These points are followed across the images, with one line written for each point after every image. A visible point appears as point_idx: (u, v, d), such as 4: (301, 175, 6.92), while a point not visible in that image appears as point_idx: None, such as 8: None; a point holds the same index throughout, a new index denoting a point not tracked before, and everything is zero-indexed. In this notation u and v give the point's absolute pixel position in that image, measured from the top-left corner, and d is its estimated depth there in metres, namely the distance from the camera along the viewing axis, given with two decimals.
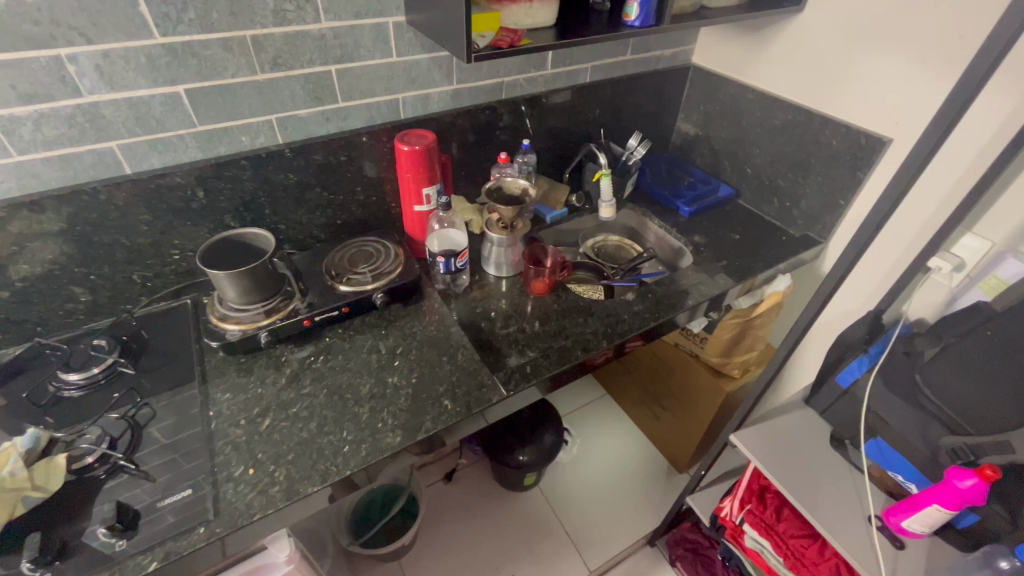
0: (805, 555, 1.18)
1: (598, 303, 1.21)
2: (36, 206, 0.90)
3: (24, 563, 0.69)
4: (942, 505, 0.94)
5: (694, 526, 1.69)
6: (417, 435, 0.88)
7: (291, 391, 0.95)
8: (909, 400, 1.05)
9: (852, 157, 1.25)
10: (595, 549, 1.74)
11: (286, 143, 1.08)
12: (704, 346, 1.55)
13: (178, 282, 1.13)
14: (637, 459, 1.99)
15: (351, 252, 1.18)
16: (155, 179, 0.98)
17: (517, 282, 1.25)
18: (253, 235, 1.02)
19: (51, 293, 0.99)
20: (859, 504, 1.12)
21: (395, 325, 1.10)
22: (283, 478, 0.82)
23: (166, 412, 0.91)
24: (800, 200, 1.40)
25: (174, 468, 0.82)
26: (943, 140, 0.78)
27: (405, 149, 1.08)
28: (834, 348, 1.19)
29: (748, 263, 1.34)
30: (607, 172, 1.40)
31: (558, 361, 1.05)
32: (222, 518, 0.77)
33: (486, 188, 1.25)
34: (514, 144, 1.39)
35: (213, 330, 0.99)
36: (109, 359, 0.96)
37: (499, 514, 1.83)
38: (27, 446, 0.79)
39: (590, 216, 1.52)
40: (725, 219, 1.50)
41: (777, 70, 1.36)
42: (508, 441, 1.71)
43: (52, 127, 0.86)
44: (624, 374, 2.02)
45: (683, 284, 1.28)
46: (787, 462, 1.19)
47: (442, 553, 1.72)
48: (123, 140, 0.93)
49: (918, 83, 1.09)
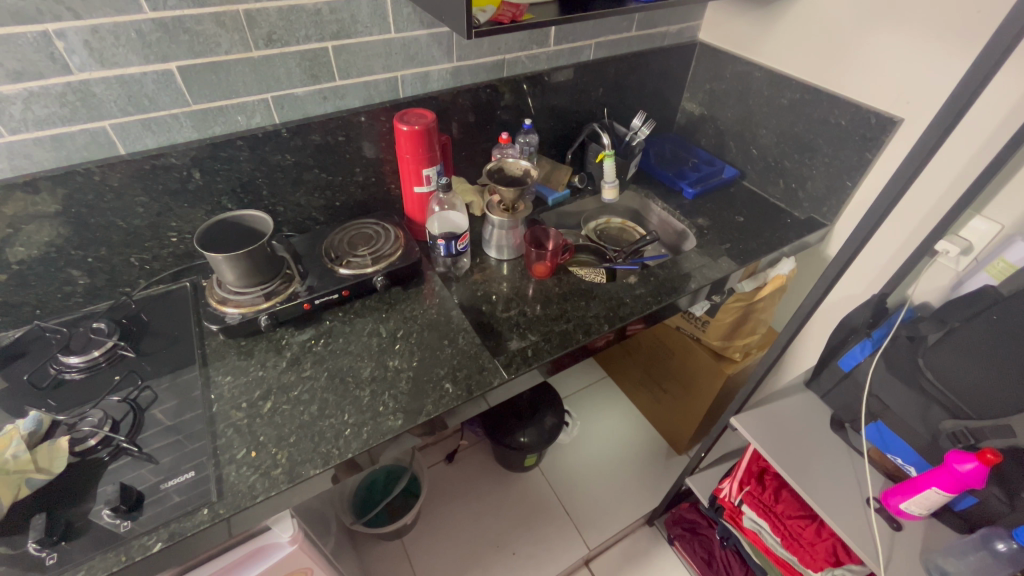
0: (802, 535, 1.20)
1: (599, 287, 1.20)
2: (30, 187, 0.88)
3: (31, 543, 0.70)
4: (941, 487, 0.94)
5: (692, 506, 1.71)
6: (418, 419, 0.89)
7: (292, 374, 0.95)
8: (911, 384, 1.05)
9: (861, 137, 1.22)
10: (594, 529, 1.77)
11: (282, 122, 1.06)
12: (705, 330, 1.53)
13: (177, 265, 1.12)
14: (636, 440, 2.00)
15: (351, 234, 1.17)
16: (150, 160, 0.96)
17: (518, 265, 1.24)
18: (251, 217, 1.01)
19: (48, 275, 0.98)
20: (857, 487, 1.12)
21: (396, 308, 1.09)
22: (285, 460, 0.82)
23: (167, 394, 0.91)
24: (807, 181, 1.38)
25: (177, 449, 0.83)
26: (957, 121, 0.76)
27: (404, 128, 1.06)
28: (837, 332, 1.18)
29: (752, 246, 1.33)
30: (610, 153, 1.38)
31: (560, 345, 1.04)
32: (226, 499, 0.77)
33: (487, 169, 1.23)
34: (515, 124, 1.36)
35: (212, 313, 0.98)
36: (110, 342, 0.95)
37: (499, 494, 1.85)
38: (29, 429, 0.79)
39: (592, 197, 1.50)
40: (730, 201, 1.48)
41: (786, 47, 1.32)
42: (509, 423, 1.72)
43: (42, 106, 0.84)
44: (625, 357, 2.02)
45: (686, 267, 1.27)
46: (787, 445, 1.19)
47: (444, 531, 1.75)
48: (115, 120, 0.91)
49: (932, 60, 1.06)
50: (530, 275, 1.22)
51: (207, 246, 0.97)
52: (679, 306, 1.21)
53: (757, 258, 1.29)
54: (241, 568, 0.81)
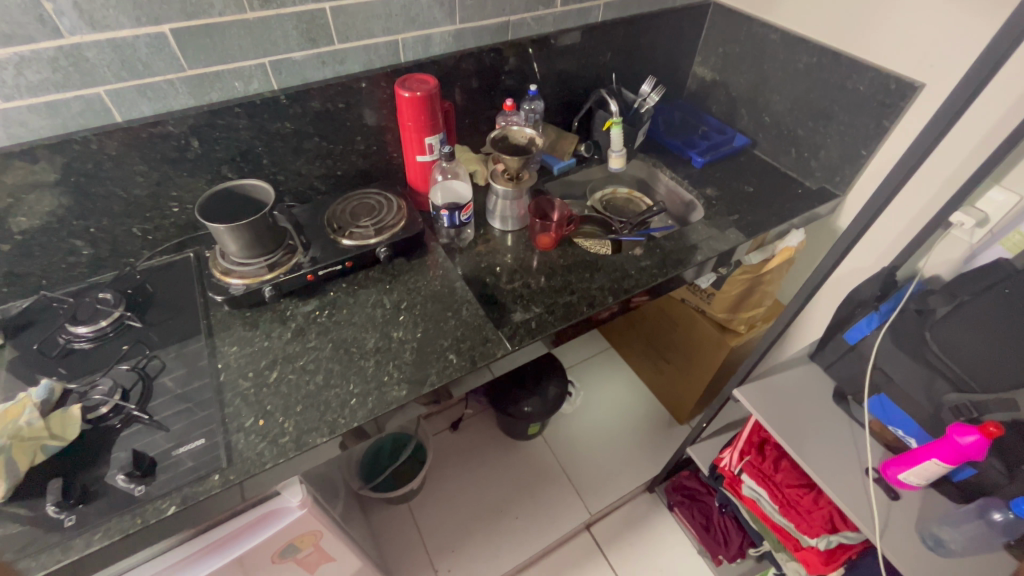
0: (799, 503, 1.22)
1: (604, 258, 1.19)
2: (28, 156, 0.87)
3: (49, 505, 0.72)
4: (941, 459, 0.95)
5: (692, 475, 1.77)
6: (422, 389, 0.89)
7: (297, 345, 0.96)
8: (917, 358, 1.04)
9: (879, 104, 1.17)
10: (595, 494, 1.81)
11: (281, 89, 1.03)
12: (710, 302, 1.52)
13: (179, 235, 1.12)
14: (639, 410, 2.03)
15: (353, 204, 1.15)
16: (147, 128, 0.94)
17: (523, 236, 1.23)
18: (251, 186, 0.99)
19: (52, 245, 0.98)
20: (857, 457, 1.14)
21: (399, 279, 1.09)
22: (292, 429, 0.83)
23: (175, 364, 0.92)
24: (820, 150, 1.34)
25: (186, 417, 0.84)
26: (982, 88, 0.72)
27: (406, 95, 1.03)
28: (845, 305, 1.17)
29: (761, 217, 1.30)
30: (618, 121, 1.34)
31: (565, 317, 1.04)
32: (235, 466, 0.79)
33: (491, 137, 1.20)
34: (520, 90, 1.32)
35: (217, 284, 0.98)
36: (116, 312, 0.96)
37: (503, 461, 1.89)
38: (42, 397, 0.80)
39: (598, 166, 1.47)
40: (740, 170, 1.45)
41: (805, 7, 1.26)
42: (513, 392, 1.74)
43: (34, 71, 0.82)
44: (629, 329, 2.02)
45: (693, 239, 1.25)
46: (788, 416, 1.20)
47: (448, 496, 1.80)
48: (110, 85, 0.89)
49: (959, 21, 1.00)
50: (534, 247, 1.20)
51: (210, 215, 0.97)
52: (684, 278, 1.20)
53: (766, 229, 1.27)
54: (252, 530, 0.84)
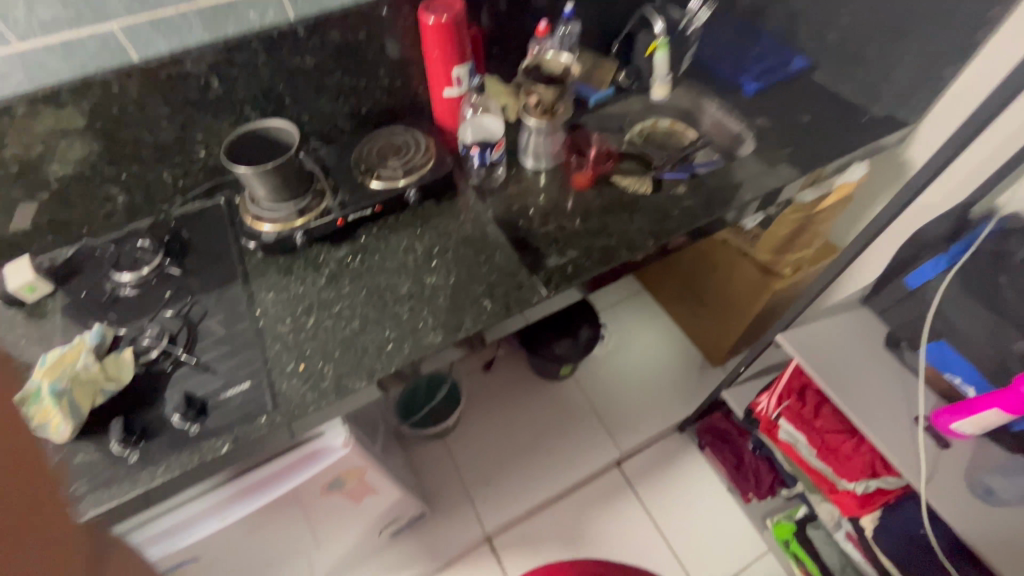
0: (839, 449, 1.20)
1: (644, 198, 1.12)
2: (53, 100, 0.86)
3: (114, 442, 0.77)
4: (1003, 409, 0.90)
5: (726, 417, 1.76)
6: (457, 335, 0.89)
7: (332, 291, 0.96)
8: (987, 303, 0.96)
9: (973, 12, 1.01)
10: (626, 434, 1.84)
11: (298, 19, 0.96)
12: (755, 244, 1.43)
13: (210, 178, 1.09)
14: (671, 353, 2.01)
15: (379, 144, 1.10)
16: (165, 67, 0.90)
17: (557, 175, 1.16)
18: (276, 128, 0.95)
19: (88, 193, 0.99)
20: (907, 406, 1.09)
21: (430, 223, 1.06)
22: (332, 374, 0.85)
23: (216, 310, 0.94)
24: (893, 71, 1.18)
25: (231, 361, 0.87)
26: None
27: (431, 21, 0.95)
28: (908, 246, 1.08)
29: (820, 150, 1.19)
30: (664, 43, 1.25)
31: (601, 262, 1.00)
32: (281, 408, 0.82)
33: (523, 66, 1.11)
34: (554, 11, 1.20)
35: (249, 230, 0.97)
36: (156, 260, 0.98)
37: (535, 401, 1.93)
38: (95, 341, 0.84)
39: (638, 97, 1.35)
40: (797, 97, 1.31)
41: None
42: (546, 335, 1.74)
43: (46, 8, 0.77)
44: (664, 271, 1.95)
45: (741, 175, 1.16)
46: (835, 363, 1.15)
47: (483, 433, 1.87)
48: (124, 21, 0.84)
49: None
50: (568, 187, 1.14)
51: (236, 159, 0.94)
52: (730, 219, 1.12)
53: (824, 163, 1.16)
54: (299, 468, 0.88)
